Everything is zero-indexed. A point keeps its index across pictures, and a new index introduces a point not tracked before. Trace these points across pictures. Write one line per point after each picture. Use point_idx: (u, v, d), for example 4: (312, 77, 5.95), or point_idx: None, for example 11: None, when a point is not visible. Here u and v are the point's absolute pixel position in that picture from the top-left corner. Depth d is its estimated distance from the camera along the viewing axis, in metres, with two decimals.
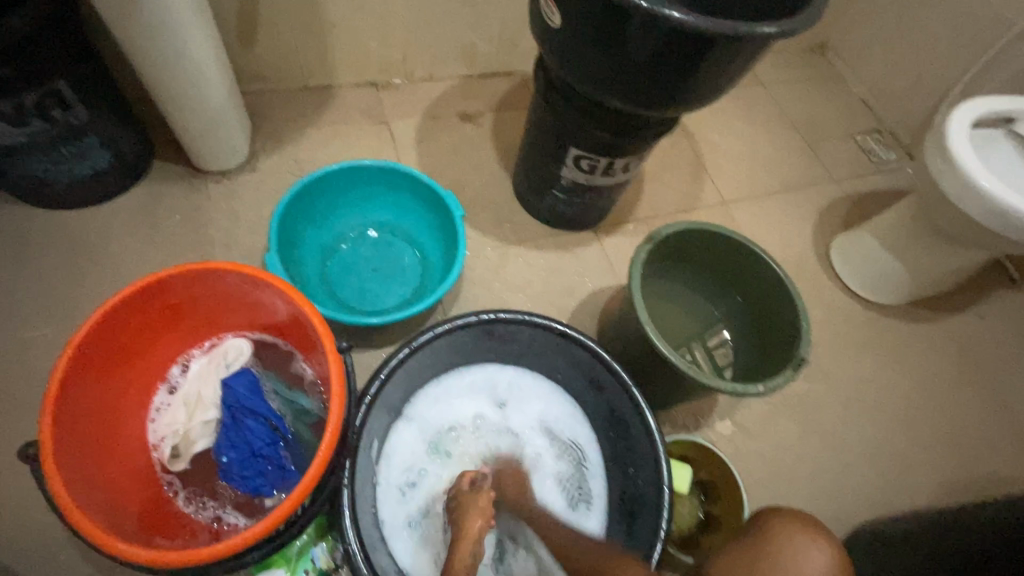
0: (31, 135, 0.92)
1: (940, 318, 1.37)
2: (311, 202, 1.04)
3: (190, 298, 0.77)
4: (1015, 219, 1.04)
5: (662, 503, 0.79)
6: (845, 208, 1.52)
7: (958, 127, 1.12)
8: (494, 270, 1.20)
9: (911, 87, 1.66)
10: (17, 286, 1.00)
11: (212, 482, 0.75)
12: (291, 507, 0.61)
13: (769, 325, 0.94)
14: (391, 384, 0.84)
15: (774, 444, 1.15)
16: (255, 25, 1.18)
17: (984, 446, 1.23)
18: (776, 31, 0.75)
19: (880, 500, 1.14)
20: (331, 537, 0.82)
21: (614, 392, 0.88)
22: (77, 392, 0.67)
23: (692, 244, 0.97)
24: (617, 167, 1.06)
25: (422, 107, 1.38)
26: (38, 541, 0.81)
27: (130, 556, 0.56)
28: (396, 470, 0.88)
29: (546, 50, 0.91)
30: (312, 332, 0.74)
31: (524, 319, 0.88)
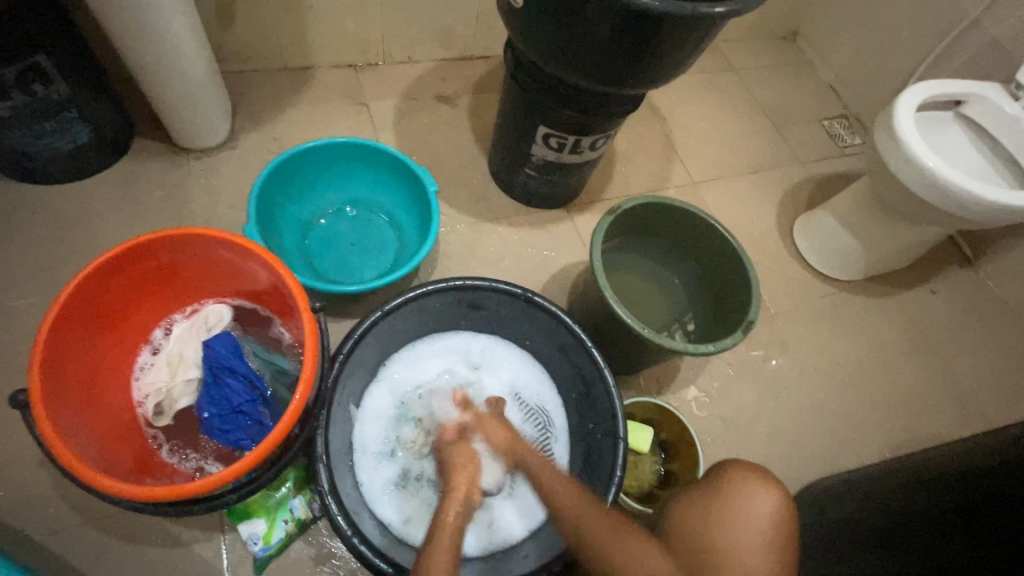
0: (13, 108, 0.94)
1: (894, 293, 1.45)
2: (290, 177, 1.08)
3: (171, 264, 0.81)
4: (956, 195, 1.11)
5: (617, 454, 0.85)
6: (809, 189, 1.58)
7: (907, 109, 1.18)
8: (468, 245, 1.25)
9: (875, 74, 1.72)
10: (1, 257, 1.03)
11: (194, 437, 0.80)
12: (267, 448, 0.66)
13: (724, 293, 1.01)
14: (365, 347, 0.89)
15: (733, 409, 1.22)
16: (234, 5, 1.20)
17: (930, 412, 1.31)
18: (724, 12, 0.80)
19: (830, 461, 1.21)
20: (309, 490, 0.87)
21: (577, 355, 0.94)
22: (64, 347, 0.71)
23: (653, 218, 1.03)
24: (584, 145, 1.11)
25: (400, 88, 1.41)
26: (28, 494, 0.85)
27: (116, 491, 0.60)
28: (369, 428, 0.93)
29: (513, 30, 0.95)
30: (288, 295, 0.79)
31: (493, 286, 0.93)
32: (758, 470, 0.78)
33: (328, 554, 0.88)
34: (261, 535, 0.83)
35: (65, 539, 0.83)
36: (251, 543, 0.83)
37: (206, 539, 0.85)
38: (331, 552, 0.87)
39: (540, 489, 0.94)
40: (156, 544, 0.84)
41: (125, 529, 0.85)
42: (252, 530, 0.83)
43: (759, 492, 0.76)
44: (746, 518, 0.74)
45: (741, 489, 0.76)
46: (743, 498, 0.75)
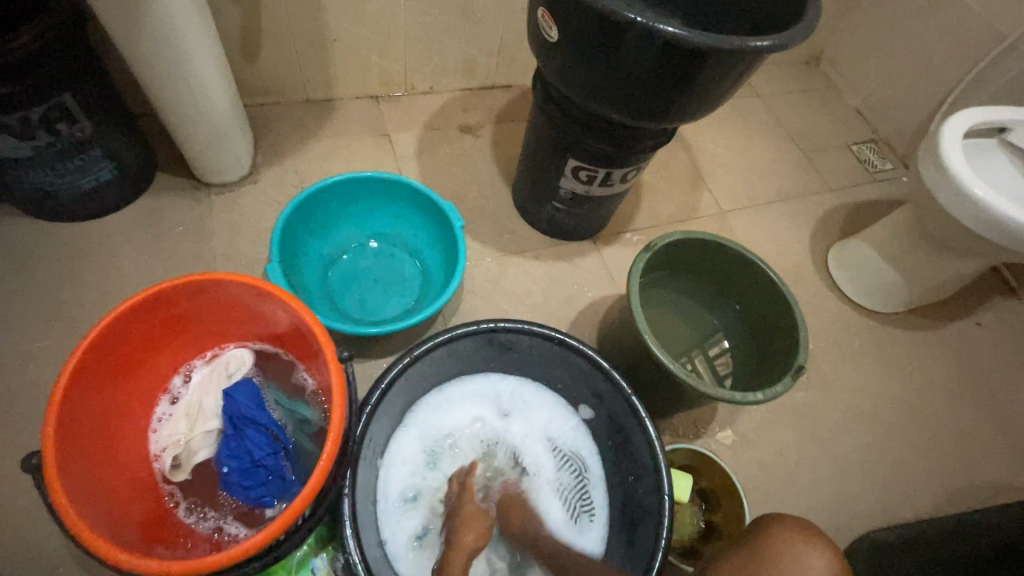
0: (37, 148, 0.93)
1: (937, 325, 1.38)
2: (312, 213, 1.05)
3: (191, 309, 0.78)
4: (1008, 227, 1.05)
5: (663, 513, 0.79)
6: (842, 217, 1.53)
7: (952, 137, 1.13)
8: (494, 279, 1.21)
9: (906, 98, 1.68)
10: (20, 297, 1.00)
11: (213, 493, 0.75)
12: (291, 517, 0.61)
13: (767, 333, 0.95)
14: (392, 394, 0.85)
15: (774, 453, 1.15)
16: (258, 40, 1.20)
17: (984, 454, 1.23)
18: (770, 44, 0.76)
19: (880, 509, 1.14)
20: (332, 548, 0.82)
21: (613, 401, 0.89)
22: (79, 402, 0.67)
23: (691, 253, 0.98)
24: (615, 178, 1.08)
25: (422, 119, 1.40)
26: (39, 553, 0.81)
27: (130, 566, 0.56)
28: (396, 479, 0.88)
29: (545, 63, 0.93)
30: (313, 341, 0.75)
31: (525, 329, 0.88)
32: (803, 526, 0.73)
33: None
34: None
35: None
36: None
37: None
38: None
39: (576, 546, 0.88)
40: None
41: None
42: None
43: (807, 552, 0.71)
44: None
45: (787, 550, 0.71)
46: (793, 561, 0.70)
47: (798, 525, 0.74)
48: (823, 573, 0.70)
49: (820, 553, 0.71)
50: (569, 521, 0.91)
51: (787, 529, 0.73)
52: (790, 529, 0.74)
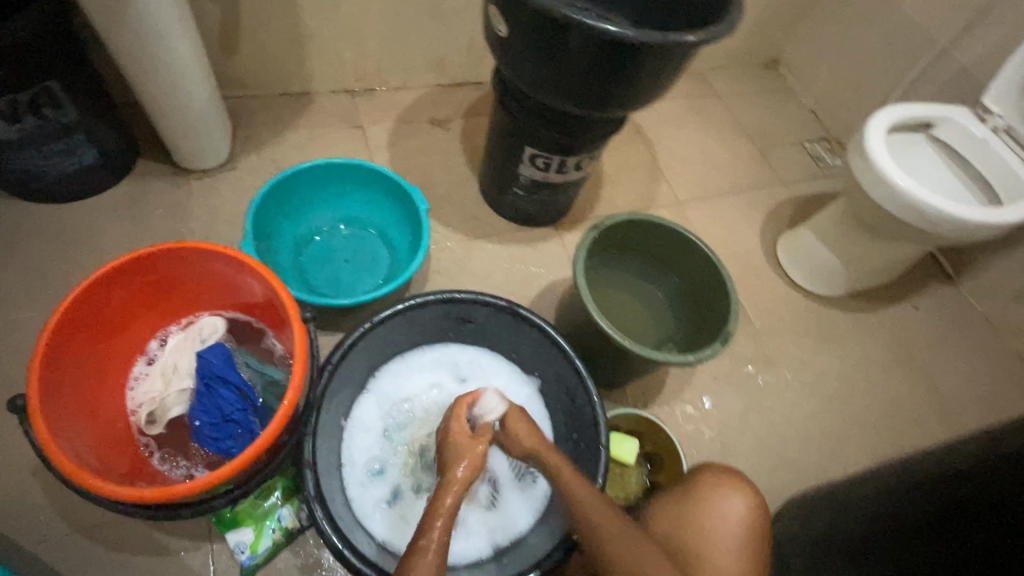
0: (24, 131, 0.99)
1: (877, 308, 1.48)
2: (285, 196, 1.12)
3: (167, 276, 0.84)
4: (926, 212, 1.15)
5: (600, 462, 0.88)
6: (792, 209, 1.63)
7: (878, 131, 1.23)
8: (459, 261, 1.29)
9: (854, 99, 1.79)
10: (4, 272, 1.06)
11: (186, 444, 0.82)
12: (251, 456, 0.68)
13: (705, 306, 1.04)
14: (354, 357, 0.91)
15: (719, 422, 1.24)
16: (237, 36, 1.27)
17: (915, 426, 1.32)
18: (695, 40, 0.85)
19: (816, 474, 1.22)
20: (297, 500, 0.88)
21: (560, 365, 0.97)
22: (62, 355, 0.74)
23: (636, 233, 1.07)
24: (569, 165, 1.16)
25: (395, 113, 1.47)
26: (20, 504, 0.86)
27: (105, 493, 0.62)
28: (358, 439, 0.95)
29: (499, 57, 1.01)
30: (281, 307, 0.81)
31: (479, 299, 0.96)
32: (731, 474, 0.82)
33: (313, 565, 0.89)
34: (248, 544, 0.84)
35: (55, 548, 0.84)
36: (237, 551, 0.84)
37: (195, 548, 0.86)
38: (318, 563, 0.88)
39: (525, 499, 0.95)
40: (144, 553, 0.85)
41: (114, 538, 0.86)
42: (240, 539, 0.84)
43: (730, 495, 0.79)
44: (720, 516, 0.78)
45: (712, 492, 0.80)
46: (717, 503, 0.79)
47: (727, 473, 0.82)
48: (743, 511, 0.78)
49: (745, 496, 0.79)
50: (519, 478, 0.97)
51: (716, 474, 0.82)
52: (717, 476, 0.82)
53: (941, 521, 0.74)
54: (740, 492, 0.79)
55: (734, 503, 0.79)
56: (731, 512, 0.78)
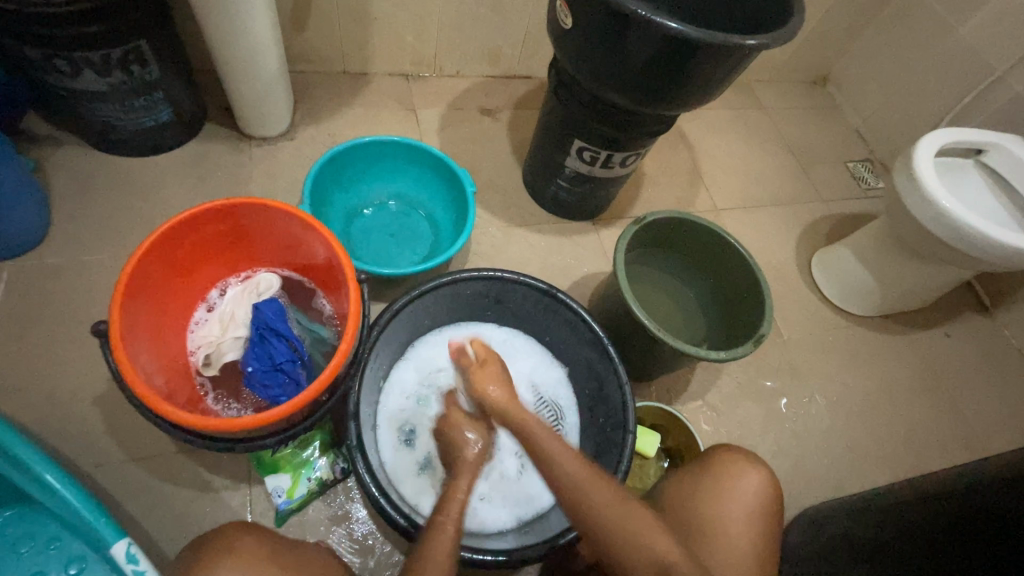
0: (111, 85, 1.06)
1: (909, 331, 1.48)
2: (342, 168, 1.17)
3: (234, 229, 0.89)
4: (970, 235, 1.15)
5: (625, 446, 0.88)
6: (829, 226, 1.63)
7: (927, 152, 1.23)
8: (498, 246, 1.33)
9: (902, 123, 1.78)
10: (76, 215, 1.13)
11: (238, 387, 0.87)
12: (302, 402, 0.71)
13: (739, 310, 1.05)
14: (398, 322, 0.95)
15: (740, 426, 1.25)
16: (307, 13, 1.33)
17: (937, 450, 1.32)
18: (755, 44, 0.87)
19: (832, 487, 1.23)
20: (333, 453, 0.93)
21: (593, 350, 0.99)
22: (140, 292, 0.79)
23: (675, 232, 1.09)
24: (615, 161, 1.19)
25: (448, 99, 1.52)
26: (80, 429, 0.92)
27: (174, 417, 0.67)
28: (394, 402, 0.99)
29: (560, 48, 1.04)
30: (338, 266, 0.86)
31: (520, 279, 0.98)
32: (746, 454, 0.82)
33: (343, 516, 0.93)
34: (285, 489, 0.89)
35: (108, 473, 0.90)
36: (275, 496, 0.89)
37: (235, 488, 0.92)
38: (348, 514, 0.93)
39: (547, 477, 0.97)
40: (188, 488, 0.91)
41: (163, 471, 0.91)
42: (278, 484, 0.89)
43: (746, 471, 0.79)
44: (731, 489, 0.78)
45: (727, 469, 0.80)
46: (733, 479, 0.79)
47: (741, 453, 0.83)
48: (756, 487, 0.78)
49: (756, 472, 0.79)
50: (543, 456, 1.00)
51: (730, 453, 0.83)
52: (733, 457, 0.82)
53: (954, 527, 0.76)
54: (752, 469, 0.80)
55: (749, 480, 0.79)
56: (746, 487, 0.78)
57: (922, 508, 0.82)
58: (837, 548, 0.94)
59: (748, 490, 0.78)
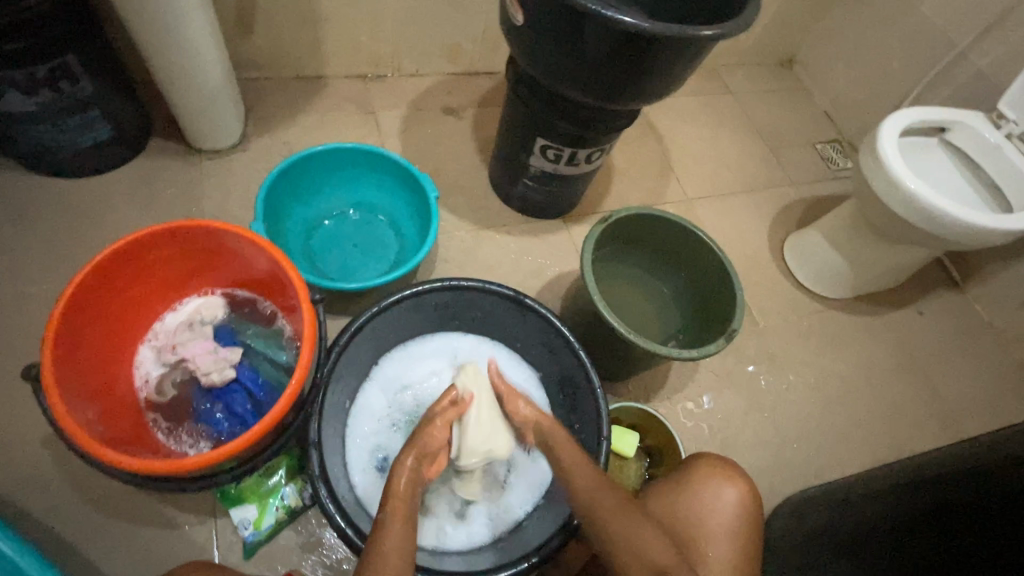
0: (40, 104, 1.00)
1: (883, 312, 1.48)
2: (297, 179, 1.12)
3: (180, 254, 0.85)
4: (936, 215, 1.15)
5: (601, 454, 0.87)
6: (801, 210, 1.62)
7: (892, 133, 1.22)
8: (467, 250, 1.29)
9: (869, 102, 1.77)
10: (17, 244, 1.07)
11: (190, 420, 0.82)
12: (256, 436, 0.69)
13: (710, 310, 1.04)
14: (361, 340, 0.91)
15: (720, 419, 1.24)
16: (253, 17, 1.27)
17: (913, 429, 1.33)
18: (712, 34, 0.85)
19: (812, 473, 1.23)
20: (301, 480, 0.89)
21: (565, 355, 0.96)
22: (75, 328, 0.74)
23: (644, 228, 1.07)
24: (580, 157, 1.16)
25: (408, 100, 1.47)
26: (31, 472, 0.88)
27: (116, 462, 0.63)
28: (363, 425, 0.96)
29: (515, 45, 1.00)
30: (290, 286, 0.82)
31: (486, 288, 0.95)
32: (726, 464, 0.82)
33: (316, 543, 0.90)
34: (252, 521, 0.86)
35: (62, 517, 0.86)
36: (241, 528, 0.86)
37: (199, 523, 0.88)
38: (321, 541, 0.89)
39: (533, 472, 0.97)
40: (150, 525, 0.87)
41: (123, 510, 0.87)
42: (244, 516, 0.86)
43: (723, 483, 0.80)
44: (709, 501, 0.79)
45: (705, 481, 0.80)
46: (709, 490, 0.80)
47: (722, 462, 0.82)
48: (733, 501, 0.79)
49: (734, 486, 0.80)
50: (526, 452, 0.99)
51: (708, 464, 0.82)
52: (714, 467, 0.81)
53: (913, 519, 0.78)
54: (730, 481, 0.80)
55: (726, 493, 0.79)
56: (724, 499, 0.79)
57: (886, 498, 0.86)
58: (808, 540, 0.95)
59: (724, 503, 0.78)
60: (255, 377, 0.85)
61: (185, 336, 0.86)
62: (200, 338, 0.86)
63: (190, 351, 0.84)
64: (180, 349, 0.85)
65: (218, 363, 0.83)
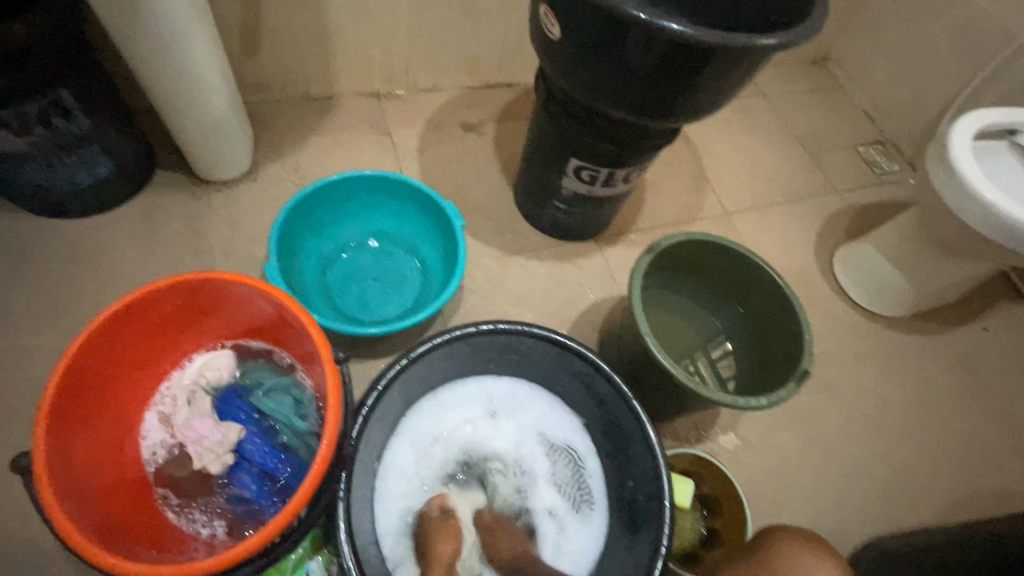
0: (33, 143, 0.92)
1: (944, 330, 1.36)
2: (311, 211, 1.04)
3: (186, 308, 0.77)
4: (1017, 230, 1.03)
5: (664, 519, 0.78)
6: (848, 219, 1.51)
7: (961, 138, 1.11)
8: (494, 279, 1.20)
9: (914, 99, 1.65)
10: (16, 292, 1.00)
11: (203, 495, 0.74)
12: (277, 527, 0.60)
13: (771, 353, 0.94)
14: (390, 395, 0.83)
15: (777, 457, 1.14)
16: (259, 36, 1.19)
17: (988, 461, 1.21)
18: (777, 43, 0.74)
19: (881, 515, 1.12)
20: (328, 551, 0.81)
21: (614, 403, 0.87)
22: (71, 405, 0.66)
23: (693, 254, 0.97)
24: (617, 177, 1.06)
25: (424, 117, 1.38)
26: (31, 552, 0.80)
27: (118, 570, 0.55)
28: (393, 488, 0.86)
29: (548, 60, 0.91)
30: (309, 343, 0.73)
31: (524, 331, 0.86)
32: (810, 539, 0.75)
33: None
34: None
35: None
36: None
37: None
38: None
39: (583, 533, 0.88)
40: None
41: None
42: None
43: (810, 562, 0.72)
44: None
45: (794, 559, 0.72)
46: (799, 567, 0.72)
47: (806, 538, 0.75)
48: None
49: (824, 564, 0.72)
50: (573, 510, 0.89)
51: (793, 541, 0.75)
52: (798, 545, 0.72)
53: None
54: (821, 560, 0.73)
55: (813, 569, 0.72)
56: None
57: None
58: None
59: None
60: (265, 453, 0.76)
61: (184, 413, 0.78)
62: (200, 415, 0.77)
63: (190, 432, 0.75)
64: (180, 429, 0.76)
65: (214, 451, 0.73)
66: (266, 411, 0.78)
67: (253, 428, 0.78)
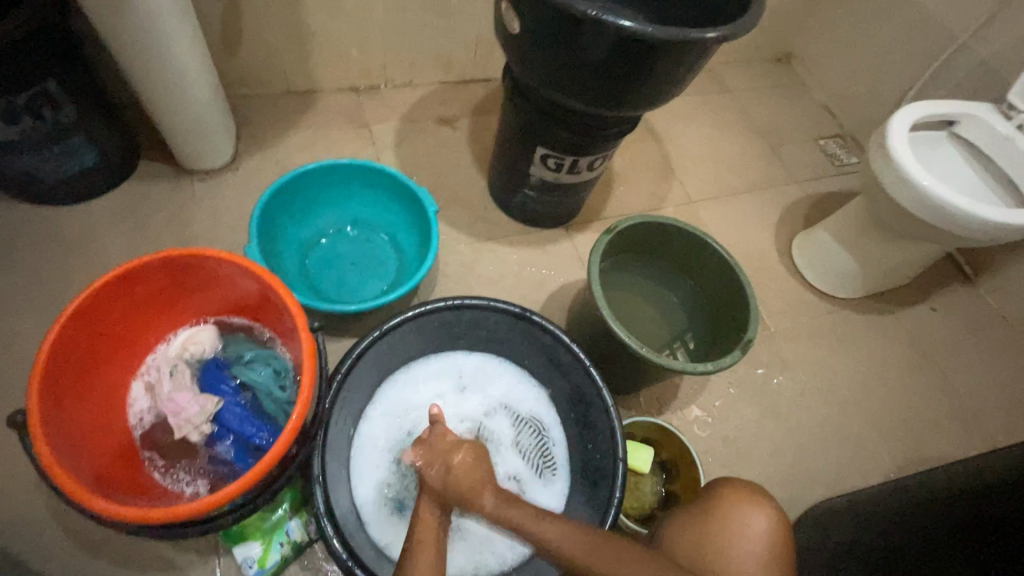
0: (22, 133, 0.97)
1: (894, 310, 1.44)
2: (291, 198, 1.09)
3: (172, 283, 0.82)
4: (949, 212, 1.11)
5: (617, 475, 0.85)
6: (806, 208, 1.59)
7: (899, 129, 1.19)
8: (467, 264, 1.26)
9: (869, 95, 1.74)
10: (4, 277, 1.04)
11: (186, 457, 0.79)
12: (255, 477, 0.65)
13: (723, 325, 1.01)
14: (364, 366, 0.89)
15: (735, 428, 1.21)
16: (239, 34, 1.24)
17: (932, 430, 1.29)
18: (716, 36, 0.81)
19: (830, 480, 1.20)
20: (306, 512, 0.86)
21: (575, 372, 0.93)
22: (61, 370, 0.71)
23: (650, 236, 1.04)
24: (581, 165, 1.13)
25: (401, 111, 1.44)
26: (24, 518, 0.85)
27: (108, 512, 0.61)
28: (367, 457, 0.91)
29: (511, 54, 0.97)
30: (286, 313, 0.78)
31: (490, 305, 0.93)
32: (750, 490, 0.81)
33: None
34: (256, 559, 0.82)
35: (59, 563, 0.83)
36: (245, 566, 0.83)
37: (201, 563, 0.85)
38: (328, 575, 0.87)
39: (547, 496, 0.93)
40: (149, 568, 0.84)
41: (122, 552, 0.84)
42: (247, 554, 0.82)
43: (752, 512, 0.78)
44: (739, 530, 0.77)
45: (732, 510, 0.79)
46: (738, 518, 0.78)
47: (747, 489, 0.81)
48: (763, 527, 0.78)
49: (764, 513, 0.79)
50: (538, 475, 0.95)
51: (735, 492, 0.81)
52: (740, 490, 0.82)
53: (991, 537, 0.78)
54: (760, 509, 0.79)
55: (755, 522, 0.78)
56: (753, 526, 0.77)
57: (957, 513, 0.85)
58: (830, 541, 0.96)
59: (754, 533, 0.77)
60: (243, 419, 0.80)
61: (166, 383, 0.82)
62: (182, 385, 0.82)
63: (172, 400, 0.80)
64: (164, 398, 0.81)
65: (194, 418, 0.78)
66: (246, 382, 0.83)
67: (232, 397, 0.83)
